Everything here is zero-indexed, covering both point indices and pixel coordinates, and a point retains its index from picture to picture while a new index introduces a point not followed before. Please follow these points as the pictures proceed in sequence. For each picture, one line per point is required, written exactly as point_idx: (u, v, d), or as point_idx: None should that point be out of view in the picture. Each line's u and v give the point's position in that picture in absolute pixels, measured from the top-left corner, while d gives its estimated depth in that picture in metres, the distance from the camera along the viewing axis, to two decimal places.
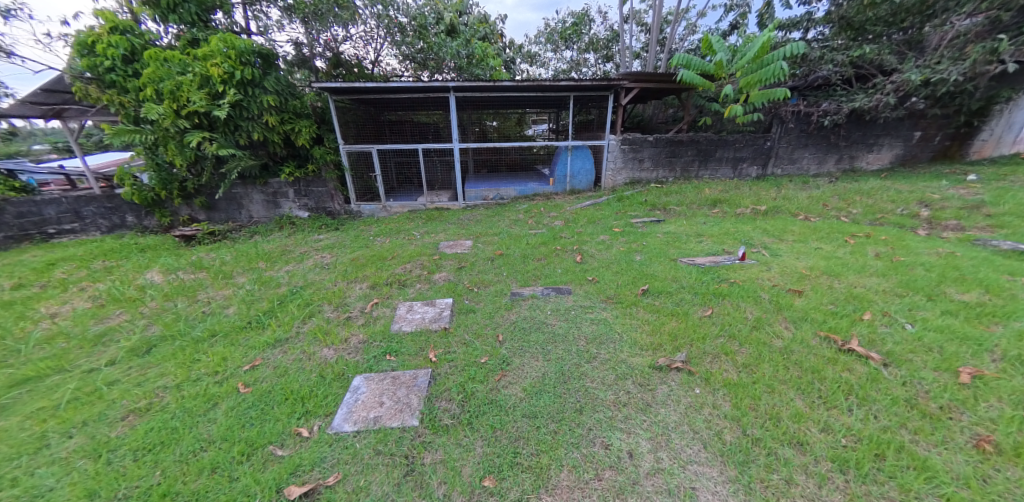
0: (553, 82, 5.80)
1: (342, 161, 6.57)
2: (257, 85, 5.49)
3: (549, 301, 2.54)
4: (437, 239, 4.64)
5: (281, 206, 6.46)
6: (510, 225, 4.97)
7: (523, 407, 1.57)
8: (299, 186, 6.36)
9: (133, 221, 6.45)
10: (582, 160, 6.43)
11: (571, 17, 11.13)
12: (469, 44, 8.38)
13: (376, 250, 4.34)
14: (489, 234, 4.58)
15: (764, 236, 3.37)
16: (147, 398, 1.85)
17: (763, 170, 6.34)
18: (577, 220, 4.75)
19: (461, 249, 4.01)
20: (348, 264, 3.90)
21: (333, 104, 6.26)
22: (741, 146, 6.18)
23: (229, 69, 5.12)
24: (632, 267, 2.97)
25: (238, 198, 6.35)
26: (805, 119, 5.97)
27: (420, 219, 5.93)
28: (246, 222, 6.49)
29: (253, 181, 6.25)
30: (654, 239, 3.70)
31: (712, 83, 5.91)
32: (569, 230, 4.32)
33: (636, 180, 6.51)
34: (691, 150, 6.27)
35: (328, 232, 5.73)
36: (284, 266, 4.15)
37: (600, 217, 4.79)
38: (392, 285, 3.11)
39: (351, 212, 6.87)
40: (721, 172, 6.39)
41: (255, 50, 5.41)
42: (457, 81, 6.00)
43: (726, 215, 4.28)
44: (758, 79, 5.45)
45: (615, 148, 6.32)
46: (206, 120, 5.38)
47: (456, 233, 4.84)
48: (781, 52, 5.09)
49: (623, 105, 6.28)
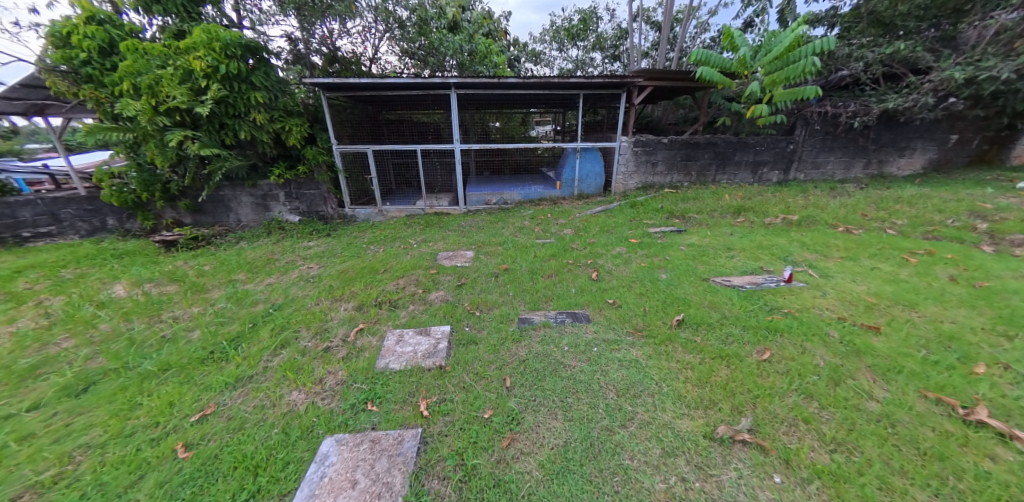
0: (562, 80, 5.40)
1: (336, 162, 6.16)
2: (245, 80, 5.13)
3: (564, 332, 2.15)
4: (436, 248, 4.25)
5: (271, 209, 6.11)
6: (515, 233, 4.59)
7: (542, 498, 1.17)
8: (290, 189, 6.00)
9: (115, 224, 6.11)
10: (591, 162, 6.05)
11: (578, 15, 10.84)
12: (472, 41, 8.02)
13: (368, 261, 3.98)
14: (493, 243, 4.21)
15: (805, 252, 2.97)
16: (60, 464, 1.45)
17: (785, 174, 5.93)
18: (587, 228, 4.36)
19: (462, 261, 3.64)
20: (337, 277, 3.53)
21: (326, 101, 5.87)
22: (762, 149, 5.78)
23: (213, 63, 4.77)
24: (658, 288, 2.57)
25: (225, 201, 6.02)
26: (831, 121, 5.57)
27: (417, 225, 5.53)
28: (234, 226, 6.16)
29: (241, 183, 5.90)
30: (677, 253, 3.31)
31: (732, 81, 5.51)
32: (581, 240, 3.93)
33: (649, 185, 6.09)
34: (708, 154, 5.87)
35: (318, 238, 5.33)
36: (267, 278, 3.76)
37: (612, 225, 4.40)
38: (381, 306, 2.71)
39: (346, 216, 6.44)
40: (739, 177, 5.99)
41: (245, 43, 5.06)
42: (458, 78, 5.59)
43: (754, 224, 3.88)
44: (785, 77, 5.01)
45: (626, 150, 5.91)
46: (187, 118, 4.98)
47: (457, 241, 4.46)
48: (811, 48, 4.67)
49: (635, 104, 5.89)
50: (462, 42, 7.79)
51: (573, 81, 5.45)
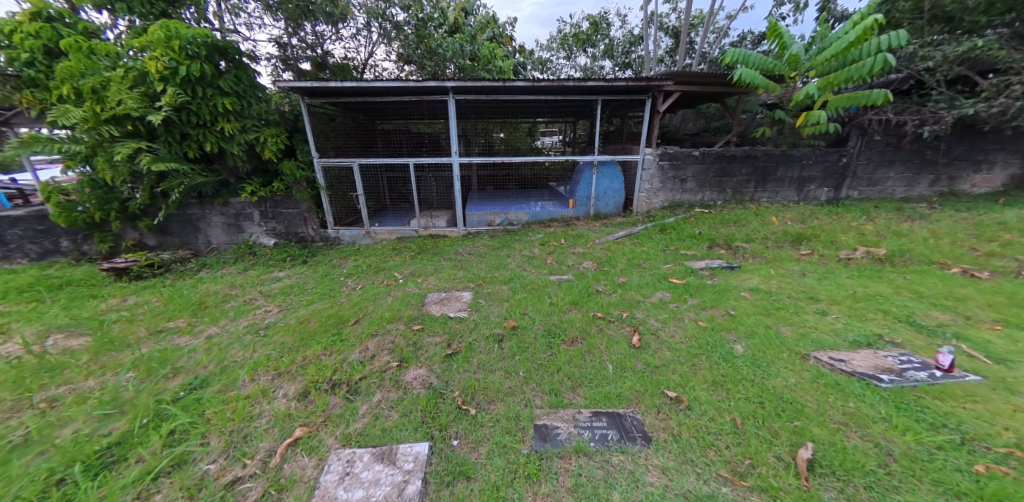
0: (578, 83, 4.64)
1: (318, 178, 5.42)
2: (211, 85, 4.44)
3: (612, 471, 1.34)
4: (426, 284, 3.46)
5: (245, 230, 5.41)
6: (522, 265, 3.78)
7: None
8: (266, 207, 5.29)
9: (69, 246, 5.38)
10: (609, 178, 5.28)
11: (586, 21, 10.30)
12: (474, 42, 7.26)
13: (339, 304, 3.18)
14: (496, 279, 3.41)
15: (933, 308, 2.14)
16: None
17: (835, 192, 5.12)
18: (610, 262, 3.56)
19: (456, 308, 2.83)
20: (293, 331, 2.72)
21: (306, 108, 5.15)
22: (809, 163, 5.00)
23: (173, 64, 4.11)
24: (741, 375, 1.74)
25: (194, 221, 5.34)
26: (893, 130, 4.76)
27: (408, 251, 4.75)
28: (203, 249, 5.46)
29: (211, 201, 5.22)
30: (741, 305, 2.48)
31: (777, 85, 4.74)
32: (607, 280, 3.12)
33: (677, 203, 5.30)
34: (745, 168, 5.10)
35: (293, 266, 4.56)
36: (210, 328, 2.97)
37: (641, 258, 3.59)
38: (338, 391, 1.91)
39: (329, 238, 5.64)
40: (781, 195, 5.19)
41: (216, 43, 4.41)
42: (457, 81, 4.82)
43: (828, 260, 3.07)
44: (844, 78, 4.19)
45: (651, 164, 5.13)
46: (142, 127, 4.28)
47: (452, 275, 3.67)
48: (877, 43, 3.85)
49: (661, 112, 5.14)
50: (462, 41, 7.09)
51: (591, 84, 4.69)
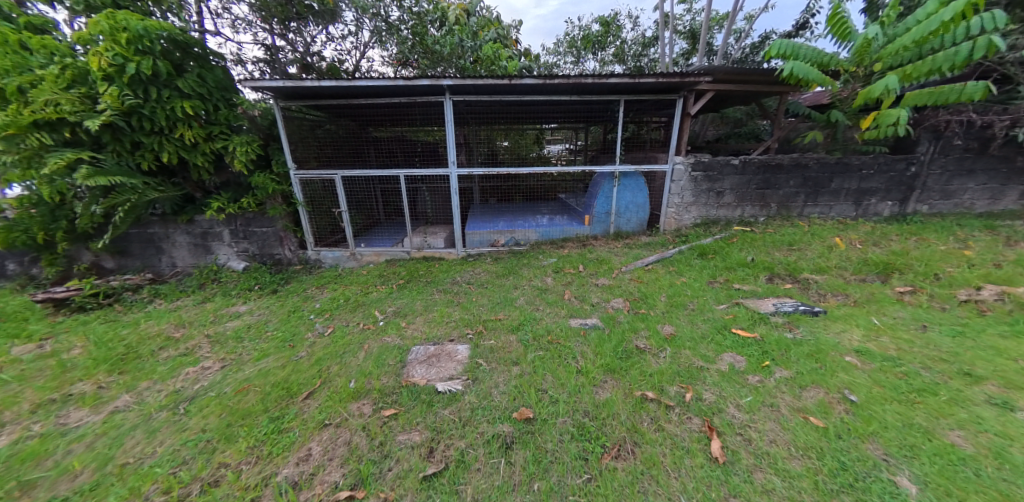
0: (597, 78, 3.90)
1: (295, 192, 4.72)
2: (167, 85, 3.78)
3: None
4: (413, 330, 2.73)
5: (213, 252, 4.73)
6: (533, 302, 3.05)
7: None
8: (236, 226, 4.62)
9: (15, 269, 4.60)
10: (631, 191, 4.55)
11: (597, 23, 9.72)
12: (475, 39, 6.24)
13: (297, 361, 2.44)
14: (502, 324, 2.67)
15: None
16: None
17: (900, 206, 4.36)
18: (645, 302, 2.82)
19: (449, 378, 2.07)
20: (223, 408, 1.97)
21: (280, 112, 4.46)
22: (868, 173, 4.26)
23: (119, 61, 3.46)
24: None
25: (156, 241, 4.67)
26: (975, 135, 4.01)
27: (397, 279, 4.03)
28: (167, 272, 4.78)
29: (174, 219, 4.55)
30: (860, 383, 1.70)
31: (834, 81, 4.00)
32: (647, 333, 2.36)
33: (712, 220, 4.55)
34: (793, 179, 4.36)
35: (262, 298, 3.86)
36: (121, 397, 2.22)
37: (686, 296, 2.84)
38: None
39: (309, 261, 4.94)
40: (834, 209, 4.44)
41: (176, 38, 3.79)
42: (454, 79, 4.10)
43: (948, 305, 2.30)
44: (923, 70, 3.42)
45: (682, 175, 4.38)
46: (82, 134, 3.61)
47: (447, 315, 2.93)
48: (973, 24, 3.04)
49: (692, 115, 4.43)
50: (462, 37, 6.12)
51: (613, 81, 3.96)
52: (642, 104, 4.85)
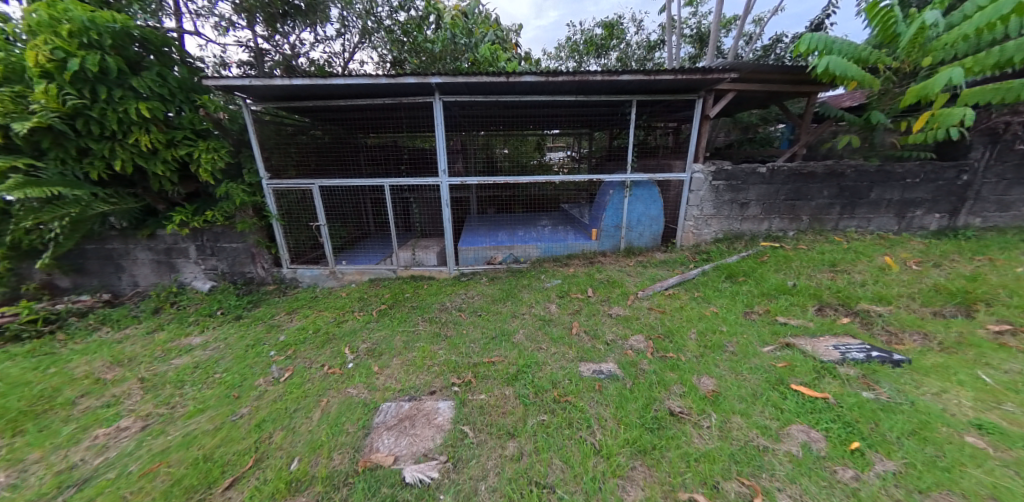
0: (606, 75, 3.41)
1: (269, 204, 4.24)
2: (118, 85, 3.32)
3: None
4: (387, 377, 2.22)
5: (178, 270, 4.23)
6: (534, 340, 2.54)
7: None
8: (204, 241, 4.13)
9: None
10: (644, 202, 4.06)
11: (600, 27, 9.37)
12: (472, 36, 5.88)
13: (235, 421, 1.92)
14: (497, 371, 2.17)
15: None
16: None
17: (949, 219, 3.86)
18: (672, 342, 2.31)
19: (425, 456, 1.59)
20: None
21: (249, 115, 3.98)
22: (913, 182, 3.77)
23: (59, 56, 3.00)
24: None
25: (115, 258, 4.16)
26: None
27: (379, 303, 3.52)
28: (127, 293, 4.25)
29: (134, 234, 4.06)
30: (1010, 488, 1.18)
31: (875, 78, 3.53)
32: (682, 390, 1.84)
33: (735, 234, 4.05)
34: (828, 189, 3.87)
35: (224, 325, 3.36)
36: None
37: (721, 334, 2.34)
38: None
39: (285, 280, 4.44)
40: (873, 223, 3.95)
41: (132, 32, 3.33)
42: (443, 77, 3.61)
43: None
44: (981, 66, 2.94)
45: (701, 184, 3.90)
46: (18, 139, 3.16)
47: (431, 355, 2.43)
48: None
49: (712, 117, 3.94)
50: (455, 32, 5.74)
51: (625, 78, 3.48)
52: (652, 107, 4.41)
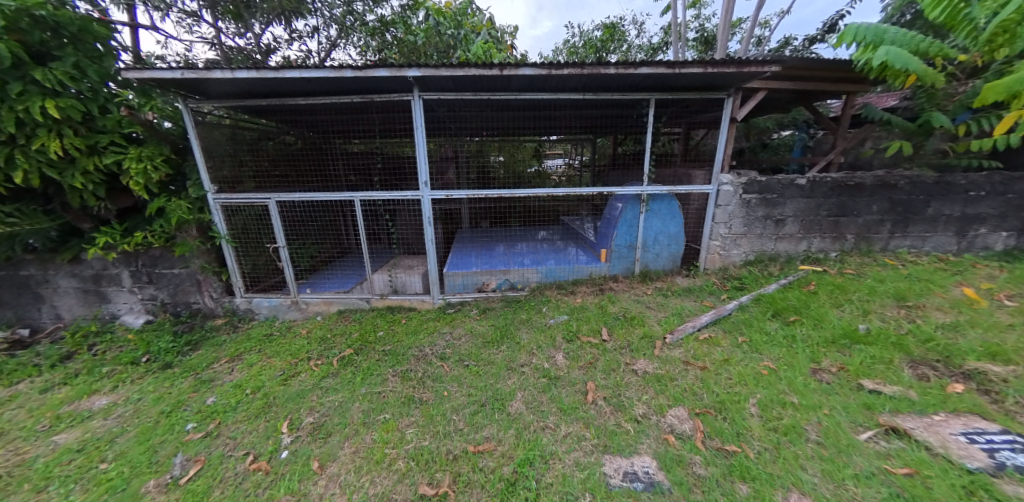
0: (621, 68, 2.81)
1: (217, 223, 3.56)
2: (17, 78, 2.65)
3: None
4: (330, 483, 1.56)
5: (108, 300, 3.52)
6: (538, 412, 1.89)
7: None
8: (139, 266, 3.45)
9: None
10: (662, 219, 3.46)
11: (599, 30, 8.88)
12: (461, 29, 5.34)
13: None
14: (487, 472, 1.53)
15: None
16: None
17: (1018, 237, 3.31)
18: (729, 424, 1.67)
19: None
20: None
21: (189, 117, 3.28)
22: (977, 195, 3.21)
23: None
24: None
25: (29, 287, 3.41)
26: None
27: (343, 345, 2.85)
28: (46, 327, 3.50)
29: (52, 258, 3.34)
30: None
31: (939, 73, 2.97)
32: None
33: (769, 256, 3.45)
34: (878, 203, 3.29)
35: (146, 377, 2.68)
36: None
37: (794, 410, 1.71)
38: None
39: (239, 311, 3.76)
40: (929, 242, 3.37)
41: (36, 14, 2.65)
42: (424, 69, 2.98)
43: None
44: None
45: (730, 198, 3.31)
46: None
47: (395, 439, 1.77)
48: None
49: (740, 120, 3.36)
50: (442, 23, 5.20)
51: (644, 72, 2.88)
52: (669, 109, 3.83)
